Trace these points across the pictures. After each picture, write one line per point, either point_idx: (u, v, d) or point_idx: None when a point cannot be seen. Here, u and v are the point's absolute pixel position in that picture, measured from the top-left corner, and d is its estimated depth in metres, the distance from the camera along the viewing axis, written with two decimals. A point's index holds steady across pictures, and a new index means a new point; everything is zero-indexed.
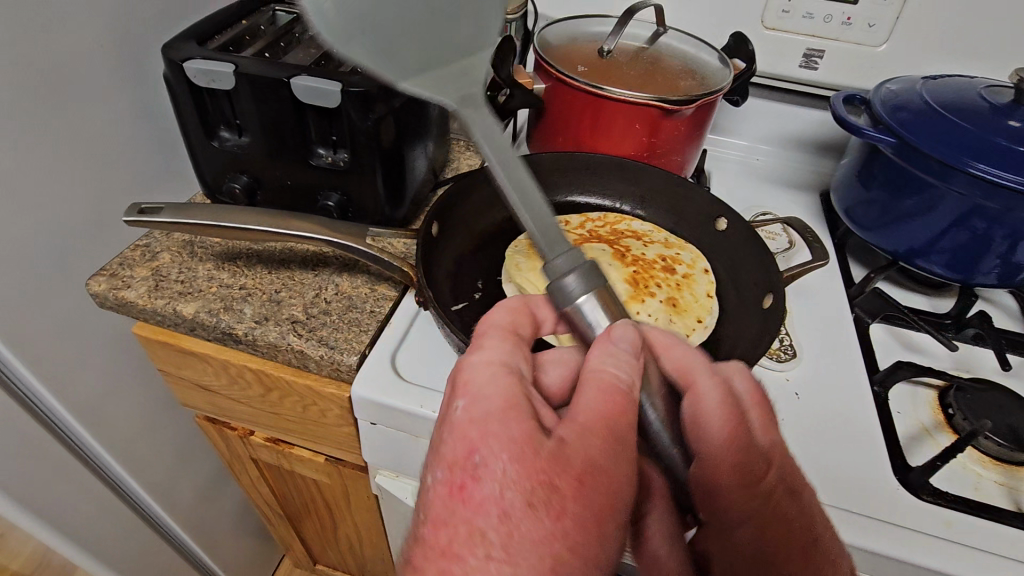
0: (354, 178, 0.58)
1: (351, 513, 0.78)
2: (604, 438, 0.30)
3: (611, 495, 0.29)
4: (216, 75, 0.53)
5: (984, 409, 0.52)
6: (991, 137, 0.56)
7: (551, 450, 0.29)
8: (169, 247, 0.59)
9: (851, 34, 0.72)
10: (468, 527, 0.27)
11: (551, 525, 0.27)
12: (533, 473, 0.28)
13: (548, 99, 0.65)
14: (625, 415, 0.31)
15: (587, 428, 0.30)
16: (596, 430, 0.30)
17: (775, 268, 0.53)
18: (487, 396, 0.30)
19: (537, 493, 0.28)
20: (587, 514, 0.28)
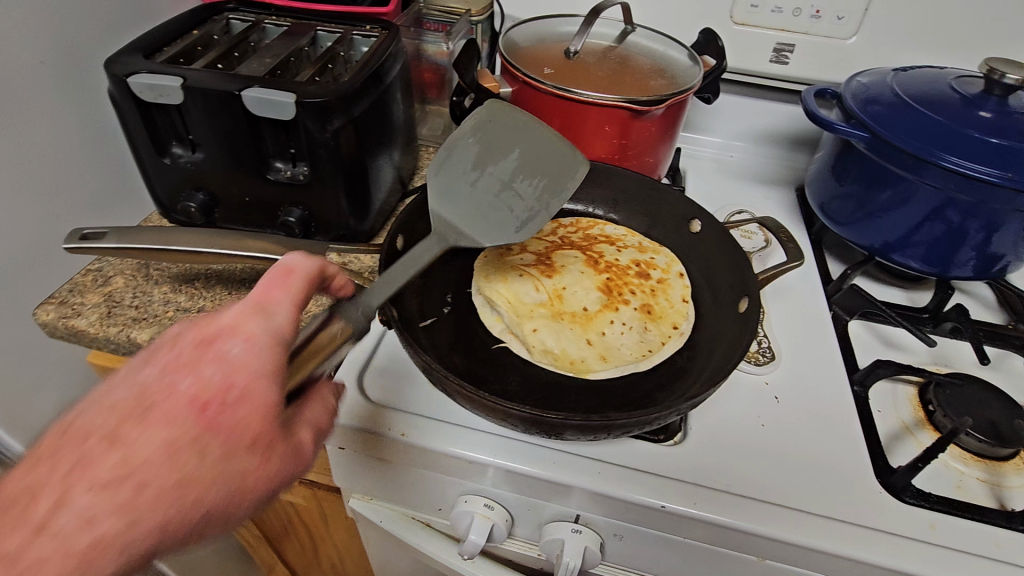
0: (315, 192, 0.56)
1: (331, 534, 0.76)
2: (251, 444, 0.30)
3: (206, 500, 0.29)
4: (164, 89, 0.50)
5: (964, 405, 0.51)
6: (963, 129, 0.55)
7: (180, 420, 0.29)
8: (123, 270, 0.57)
9: (821, 28, 0.71)
10: (102, 457, 0.29)
11: (162, 485, 0.28)
12: (185, 440, 0.29)
13: (514, 103, 0.64)
14: (215, 404, 0.30)
15: (181, 407, 0.29)
16: (223, 413, 0.30)
17: (749, 270, 0.52)
18: (158, 367, 0.31)
19: (105, 467, 0.28)
20: (189, 500, 0.29)
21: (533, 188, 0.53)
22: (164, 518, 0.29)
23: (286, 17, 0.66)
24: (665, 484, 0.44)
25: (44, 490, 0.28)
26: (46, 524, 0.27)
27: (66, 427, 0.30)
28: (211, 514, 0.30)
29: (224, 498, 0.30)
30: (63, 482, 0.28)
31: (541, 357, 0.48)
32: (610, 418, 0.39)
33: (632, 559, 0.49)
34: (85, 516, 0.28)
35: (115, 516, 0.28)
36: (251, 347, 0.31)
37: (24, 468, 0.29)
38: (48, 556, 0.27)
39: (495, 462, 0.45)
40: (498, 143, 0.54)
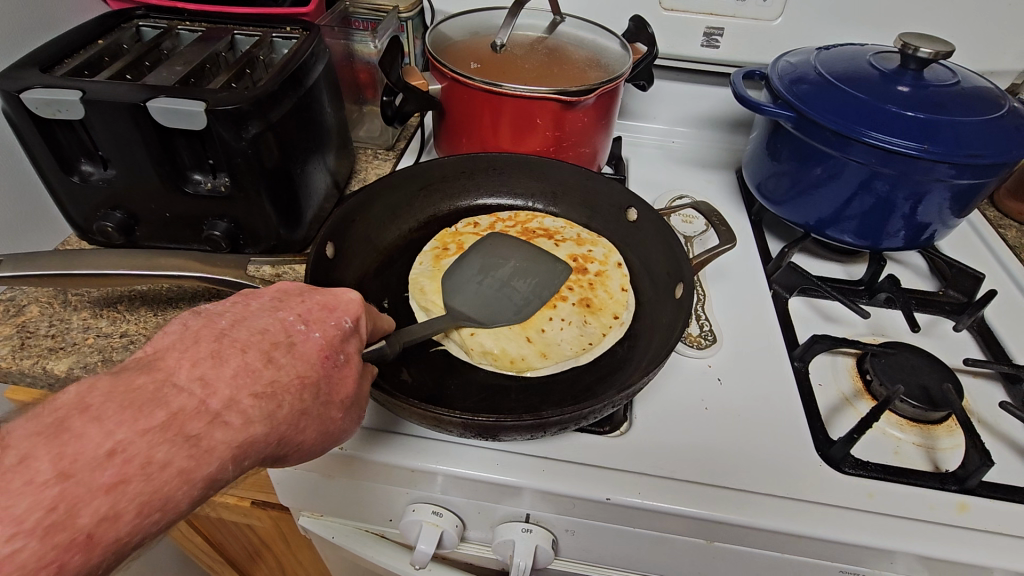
0: (238, 203, 0.54)
1: (294, 553, 0.74)
2: (341, 400, 0.35)
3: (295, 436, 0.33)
4: (62, 105, 0.47)
5: (898, 372, 0.52)
6: (883, 105, 0.57)
7: (313, 359, 0.34)
8: (38, 298, 0.54)
9: (747, 10, 0.72)
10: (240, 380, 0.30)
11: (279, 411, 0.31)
12: (311, 376, 0.33)
13: (445, 100, 0.62)
14: (335, 359, 0.35)
15: (317, 351, 0.34)
16: (337, 369, 0.35)
17: (683, 258, 0.53)
18: (298, 315, 0.35)
19: (262, 378, 0.31)
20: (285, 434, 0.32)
21: (529, 287, 0.54)
22: (282, 435, 0.32)
23: (201, 22, 0.64)
24: (612, 475, 0.44)
25: (214, 384, 0.29)
26: (220, 414, 0.29)
27: (219, 338, 0.31)
28: (295, 447, 0.34)
29: (313, 434, 0.34)
30: (228, 382, 0.30)
31: (480, 359, 0.47)
32: (543, 417, 0.38)
33: (587, 552, 0.49)
34: (251, 415, 0.30)
35: (266, 423, 0.31)
36: (357, 326, 0.37)
37: (187, 361, 0.29)
38: (221, 443, 0.28)
39: (438, 468, 0.44)
40: (499, 253, 0.57)
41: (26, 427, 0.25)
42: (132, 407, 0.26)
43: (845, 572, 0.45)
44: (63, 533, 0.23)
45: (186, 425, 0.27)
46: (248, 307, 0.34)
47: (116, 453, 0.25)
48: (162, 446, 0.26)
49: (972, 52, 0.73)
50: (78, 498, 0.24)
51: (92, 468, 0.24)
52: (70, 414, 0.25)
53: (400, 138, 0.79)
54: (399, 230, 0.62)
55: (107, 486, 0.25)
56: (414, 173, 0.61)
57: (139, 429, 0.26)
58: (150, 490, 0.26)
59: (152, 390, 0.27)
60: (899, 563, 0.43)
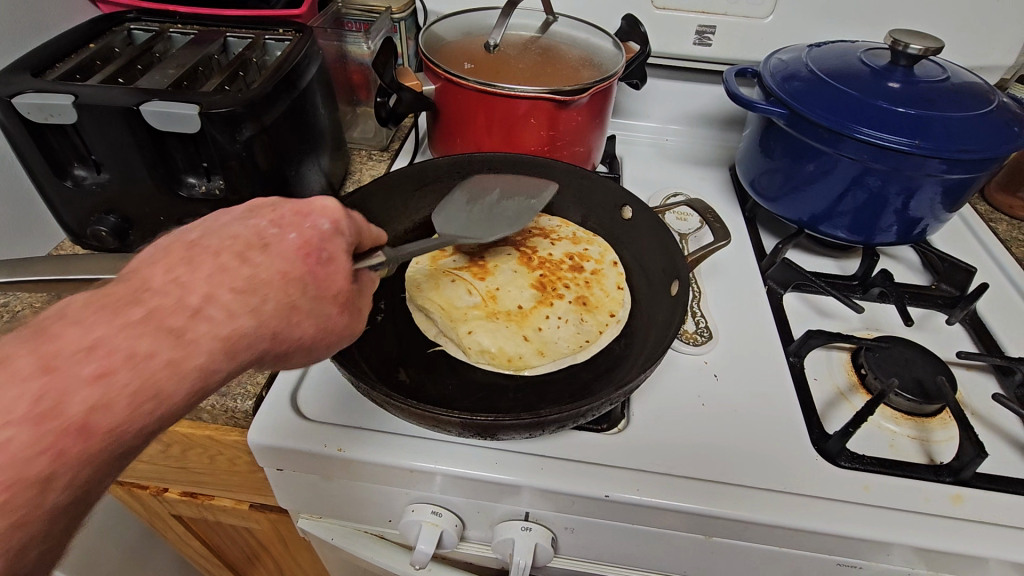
0: (233, 206, 0.54)
1: (294, 555, 0.74)
2: (334, 298, 0.36)
3: (290, 332, 0.33)
4: (54, 109, 0.47)
5: (892, 365, 0.53)
6: (874, 101, 0.57)
7: (293, 257, 0.34)
8: (32, 304, 0.53)
9: (738, 8, 0.73)
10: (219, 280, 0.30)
11: (265, 307, 0.32)
12: (294, 272, 0.33)
13: (439, 100, 0.62)
14: (318, 257, 0.35)
15: (295, 250, 0.34)
16: (322, 267, 0.35)
17: (679, 255, 0.53)
18: (271, 221, 0.34)
19: (240, 276, 0.31)
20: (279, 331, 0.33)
21: (516, 205, 0.57)
22: (274, 329, 0.32)
23: (193, 24, 0.63)
24: (610, 473, 0.44)
25: (190, 283, 0.30)
26: (200, 309, 0.29)
27: (190, 248, 0.31)
28: (295, 342, 0.34)
29: (312, 329, 0.35)
30: (204, 281, 0.30)
31: (478, 358, 0.48)
32: (541, 415, 0.38)
33: (586, 550, 0.50)
34: (232, 309, 0.30)
35: (251, 316, 0.31)
36: (339, 229, 0.37)
37: (161, 268, 0.30)
38: (205, 335, 0.29)
39: (437, 468, 0.44)
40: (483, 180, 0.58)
41: (15, 336, 0.26)
42: (109, 308, 0.27)
43: (843, 565, 0.45)
44: (54, 421, 0.24)
45: (164, 320, 0.28)
46: (220, 220, 0.34)
47: (96, 348, 0.26)
48: (143, 338, 0.27)
49: (961, 48, 0.74)
50: (66, 388, 0.25)
51: (74, 360, 0.25)
52: (51, 322, 0.26)
53: (394, 139, 0.79)
54: (394, 231, 0.62)
55: (94, 375, 0.25)
56: (409, 175, 0.61)
57: (116, 326, 0.27)
58: (140, 381, 0.26)
59: (128, 294, 0.28)
60: (896, 555, 0.43)
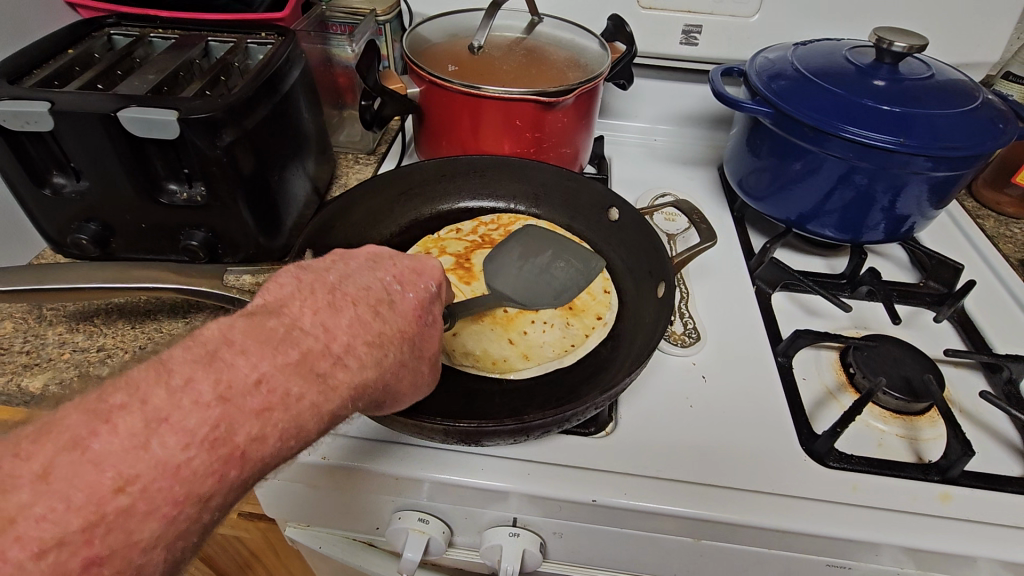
0: (216, 212, 0.53)
1: (284, 563, 0.73)
2: (428, 359, 0.37)
3: (387, 388, 0.34)
4: (30, 116, 0.46)
5: (881, 364, 0.53)
6: (860, 99, 0.57)
7: (410, 316, 0.34)
8: (12, 314, 0.53)
9: (724, 8, 0.73)
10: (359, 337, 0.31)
11: (380, 367, 0.32)
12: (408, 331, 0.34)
13: (424, 103, 0.62)
14: (426, 318, 0.36)
15: (412, 309, 0.35)
16: (426, 327, 0.36)
17: (666, 256, 0.53)
18: (394, 276, 0.35)
19: (373, 330, 0.32)
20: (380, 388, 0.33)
21: (568, 274, 0.53)
22: (386, 381, 0.33)
23: (174, 29, 0.63)
24: (598, 477, 0.44)
25: (335, 332, 0.30)
26: (341, 358, 0.30)
27: (333, 291, 0.31)
28: (392, 394, 0.35)
29: (406, 384, 0.35)
30: (346, 331, 0.30)
31: (463, 360, 0.48)
32: (525, 421, 0.38)
33: (576, 554, 0.49)
34: (365, 362, 0.31)
35: (376, 368, 0.32)
36: (441, 291, 0.38)
37: (308, 309, 0.30)
38: (343, 383, 0.30)
39: (423, 475, 0.44)
40: (537, 235, 0.55)
41: (186, 355, 0.26)
42: (272, 344, 0.27)
43: (832, 566, 0.45)
44: (225, 447, 0.25)
45: (315, 364, 0.28)
46: (349, 266, 0.34)
47: (263, 382, 0.26)
48: (296, 381, 0.27)
49: (946, 44, 0.74)
50: (236, 418, 0.25)
51: (245, 393, 0.26)
52: (219, 347, 0.26)
53: (381, 143, 0.78)
54: (379, 235, 0.61)
55: (258, 409, 0.26)
56: (393, 177, 0.61)
57: (278, 363, 0.27)
58: (289, 420, 0.27)
59: (283, 331, 0.28)
60: (884, 554, 0.43)
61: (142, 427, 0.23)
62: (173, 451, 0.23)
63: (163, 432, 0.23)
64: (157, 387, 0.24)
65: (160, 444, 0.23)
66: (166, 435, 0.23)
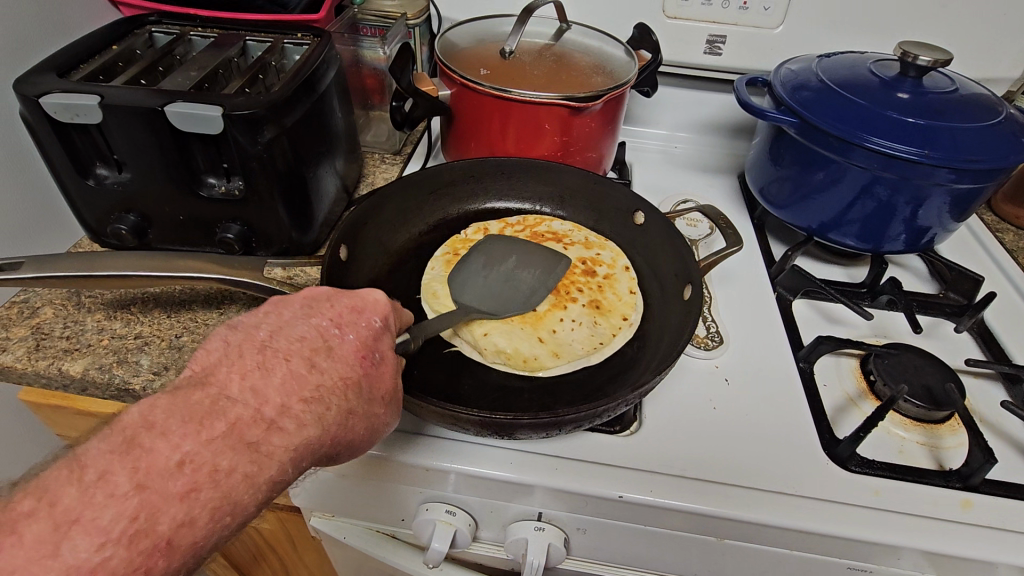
0: (251, 207, 0.54)
1: (300, 555, 0.74)
2: (384, 401, 0.37)
3: (339, 437, 0.34)
4: (80, 109, 0.48)
5: (901, 372, 0.53)
6: (885, 111, 0.58)
7: (351, 360, 0.35)
8: (51, 300, 0.54)
9: (749, 19, 0.74)
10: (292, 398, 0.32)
11: (317, 422, 0.32)
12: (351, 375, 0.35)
13: (454, 106, 0.63)
14: (372, 358, 0.36)
15: (353, 352, 0.35)
16: (374, 367, 0.36)
17: (692, 258, 0.54)
18: (331, 320, 0.36)
19: (307, 384, 0.33)
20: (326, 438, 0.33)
21: (534, 278, 0.56)
22: (334, 435, 0.34)
23: (213, 27, 0.64)
24: (625, 474, 0.45)
25: (265, 393, 0.31)
26: (275, 421, 0.31)
27: (263, 348, 0.33)
28: (347, 445, 0.35)
29: (363, 431, 0.36)
30: (277, 390, 0.32)
31: (494, 358, 0.49)
32: (559, 415, 0.39)
33: (597, 550, 0.50)
34: (303, 420, 0.32)
35: (319, 424, 0.32)
36: (388, 324, 0.38)
37: (236, 374, 0.31)
38: (279, 447, 0.31)
39: (452, 467, 0.44)
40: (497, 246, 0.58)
41: (101, 446, 0.27)
42: (194, 421, 0.29)
43: (854, 569, 0.45)
44: (146, 539, 0.26)
45: (245, 433, 0.30)
46: (282, 318, 0.35)
47: (185, 463, 0.27)
48: (226, 454, 0.29)
49: (969, 58, 0.74)
50: (157, 506, 0.27)
51: (165, 478, 0.27)
52: (139, 432, 0.28)
53: (406, 143, 0.80)
54: (408, 233, 0.63)
55: (181, 494, 0.27)
56: (422, 179, 0.62)
57: (202, 441, 0.28)
58: (219, 495, 0.28)
59: (208, 403, 0.30)
60: (905, 558, 0.43)
61: (51, 533, 0.25)
62: (85, 553, 0.25)
63: (75, 534, 0.25)
64: (70, 487, 0.26)
65: (70, 548, 0.25)
66: (78, 537, 0.25)
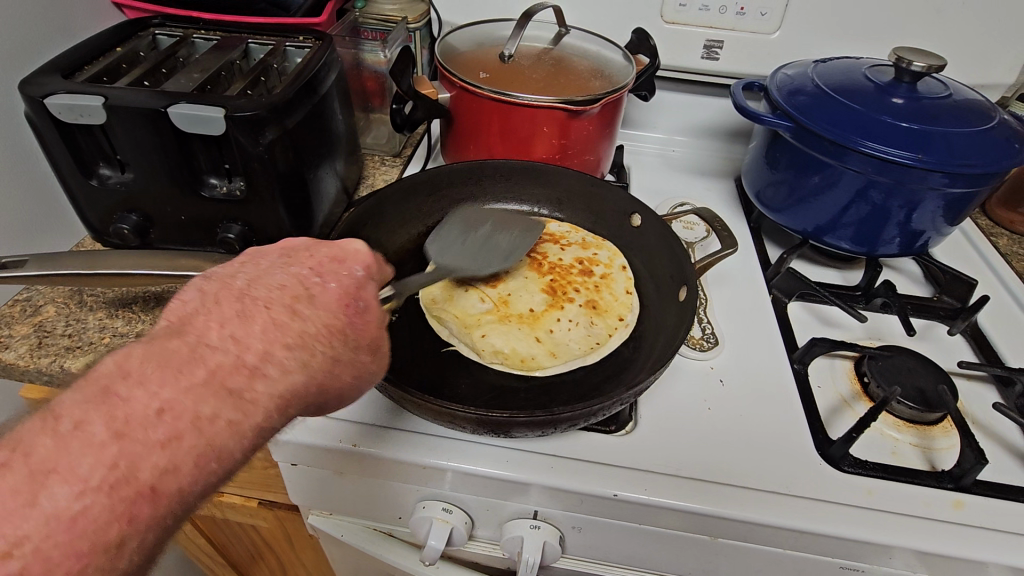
0: (253, 207, 0.55)
1: (298, 554, 0.74)
2: (369, 347, 0.36)
3: (323, 383, 0.33)
4: (85, 109, 0.48)
5: (894, 373, 0.54)
6: (879, 116, 0.59)
7: (334, 308, 0.34)
8: (54, 298, 0.55)
9: (746, 24, 0.74)
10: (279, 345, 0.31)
11: (301, 368, 0.31)
12: (333, 324, 0.34)
13: (453, 109, 0.64)
14: (356, 307, 0.35)
15: (336, 301, 0.34)
16: (360, 317, 0.35)
17: (687, 260, 0.54)
18: (311, 269, 0.35)
19: (291, 331, 0.32)
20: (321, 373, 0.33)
21: (509, 242, 0.58)
22: (320, 381, 0.33)
23: (215, 30, 0.65)
24: (620, 473, 0.45)
25: (246, 341, 0.30)
26: (258, 367, 0.30)
27: (240, 296, 0.32)
28: (335, 391, 0.35)
29: (349, 379, 0.35)
30: (259, 337, 0.30)
31: (491, 359, 0.50)
32: (554, 413, 0.39)
33: (592, 549, 0.51)
34: (288, 366, 0.31)
35: (303, 370, 0.32)
36: (372, 276, 0.37)
37: (214, 323, 0.30)
38: (263, 395, 0.30)
39: (449, 465, 0.45)
40: (476, 208, 0.59)
41: (76, 396, 0.25)
42: (171, 367, 0.27)
43: (845, 568, 0.46)
44: (128, 487, 0.25)
45: (226, 380, 0.28)
46: (258, 267, 0.35)
47: (165, 411, 0.26)
48: (207, 401, 0.27)
49: (963, 65, 0.75)
50: (135, 456, 0.25)
51: (145, 426, 0.25)
52: (113, 381, 0.26)
53: (406, 146, 0.80)
54: (408, 235, 0.63)
55: (162, 442, 0.26)
56: (421, 181, 0.63)
57: (182, 387, 0.27)
58: (204, 443, 0.27)
59: (187, 351, 0.28)
60: (897, 558, 0.44)
61: (27, 483, 0.23)
62: (65, 502, 0.23)
63: (52, 484, 0.23)
64: (44, 438, 0.24)
65: (49, 497, 0.23)
66: (57, 486, 0.23)
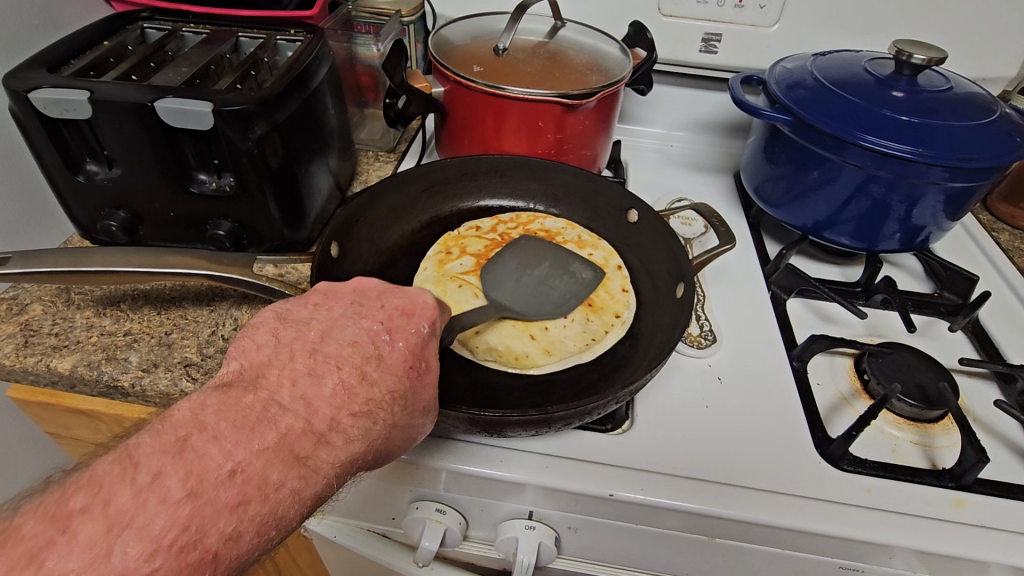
0: (242, 203, 0.54)
1: (292, 555, 0.73)
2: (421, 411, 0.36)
3: (375, 450, 0.34)
4: (71, 104, 0.48)
5: (894, 371, 0.53)
6: (880, 109, 0.58)
7: (398, 371, 0.34)
8: (40, 297, 0.54)
9: (745, 17, 0.73)
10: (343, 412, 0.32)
11: (362, 441, 0.32)
12: (389, 386, 0.34)
13: (447, 104, 0.63)
14: (419, 368, 0.35)
15: (401, 362, 0.35)
16: (420, 378, 0.36)
17: (684, 258, 0.54)
18: (381, 324, 0.35)
19: (358, 397, 0.32)
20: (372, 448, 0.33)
21: (565, 287, 0.55)
22: (376, 448, 0.34)
23: (205, 24, 0.64)
24: (615, 473, 0.44)
25: (315, 403, 0.31)
26: (325, 434, 0.31)
27: (313, 353, 0.33)
28: (383, 454, 0.35)
29: (399, 443, 0.35)
30: (328, 402, 0.31)
31: (485, 356, 0.49)
32: (548, 412, 0.39)
33: (588, 549, 0.50)
34: (351, 435, 0.32)
35: (364, 439, 0.33)
36: (435, 330, 0.37)
37: (287, 380, 0.31)
38: (326, 463, 0.31)
39: (444, 465, 0.44)
40: (535, 249, 0.58)
41: (155, 444, 0.27)
42: (245, 428, 0.29)
43: (844, 568, 0.45)
44: (195, 551, 0.26)
45: (295, 447, 0.29)
46: (332, 313, 0.35)
47: (237, 472, 0.27)
48: (275, 466, 0.28)
49: (964, 57, 0.74)
50: (208, 517, 0.26)
51: (217, 486, 0.27)
52: (189, 434, 0.28)
53: (401, 141, 0.80)
54: (400, 231, 0.62)
55: (232, 504, 0.27)
56: (415, 176, 0.62)
57: (254, 450, 0.28)
58: (266, 511, 0.28)
59: (259, 411, 0.30)
60: (897, 558, 0.43)
61: (103, 534, 0.24)
62: (135, 562, 0.24)
63: (126, 538, 0.24)
64: (122, 485, 0.25)
65: (121, 552, 0.24)
66: (129, 540, 0.24)
